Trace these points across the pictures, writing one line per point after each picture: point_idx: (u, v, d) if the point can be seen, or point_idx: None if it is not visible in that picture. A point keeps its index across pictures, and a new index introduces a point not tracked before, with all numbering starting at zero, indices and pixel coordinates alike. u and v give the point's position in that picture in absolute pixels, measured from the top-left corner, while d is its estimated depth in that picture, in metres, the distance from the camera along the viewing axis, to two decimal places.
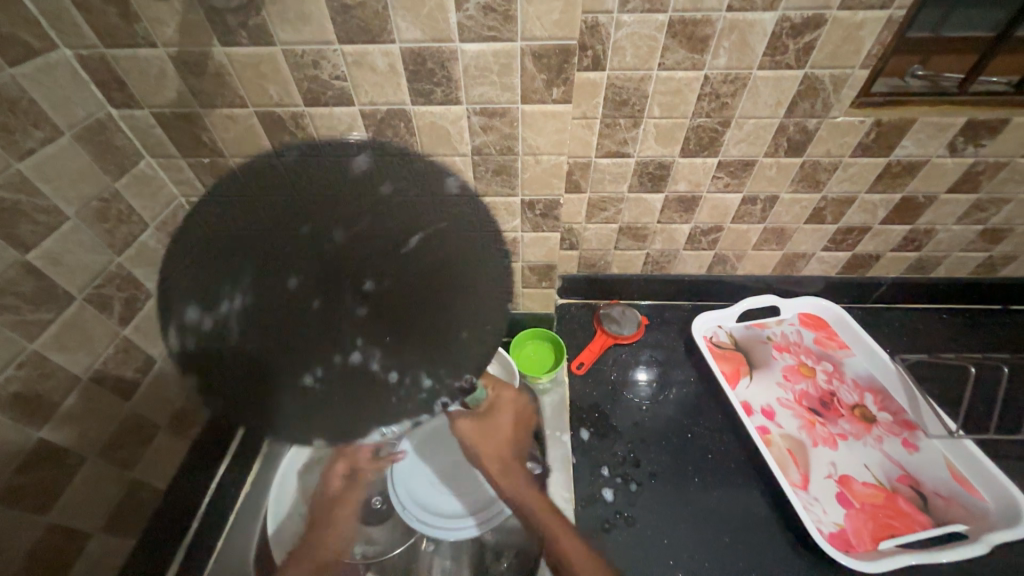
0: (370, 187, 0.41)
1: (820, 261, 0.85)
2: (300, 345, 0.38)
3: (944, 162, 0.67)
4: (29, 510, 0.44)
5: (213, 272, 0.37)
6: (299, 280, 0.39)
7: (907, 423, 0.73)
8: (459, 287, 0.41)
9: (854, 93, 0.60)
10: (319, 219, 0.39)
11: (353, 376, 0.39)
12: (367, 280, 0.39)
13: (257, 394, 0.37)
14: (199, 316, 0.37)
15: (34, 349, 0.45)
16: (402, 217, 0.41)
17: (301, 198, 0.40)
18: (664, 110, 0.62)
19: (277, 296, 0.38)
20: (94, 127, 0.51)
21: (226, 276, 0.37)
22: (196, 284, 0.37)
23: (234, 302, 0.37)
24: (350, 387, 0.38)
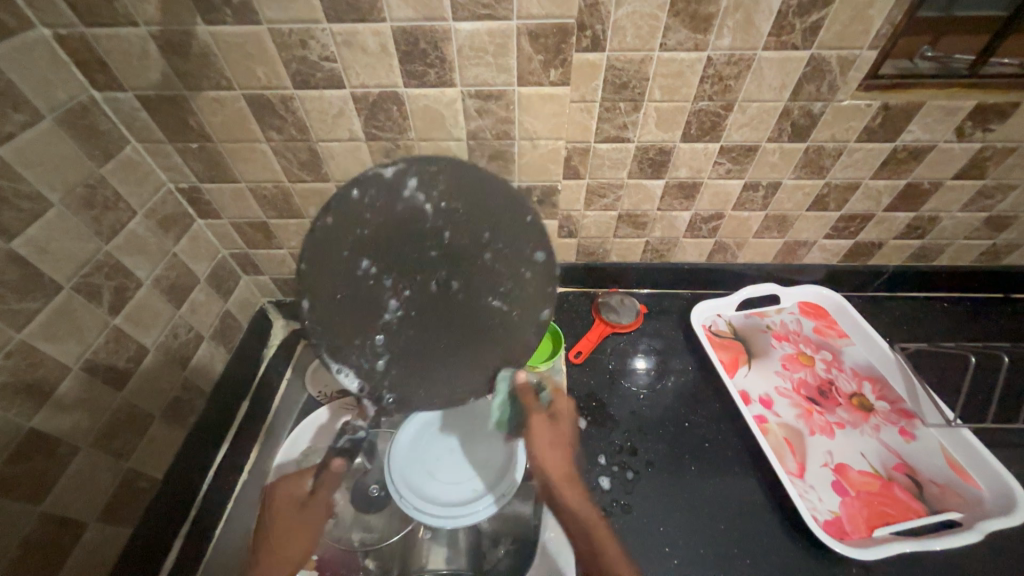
0: (523, 245, 0.49)
1: (822, 249, 0.84)
2: (381, 256, 0.47)
3: (951, 147, 0.66)
4: (22, 500, 0.44)
5: (398, 181, 0.45)
6: (433, 235, 0.48)
7: (905, 412, 0.73)
8: (422, 354, 0.51)
9: (861, 75, 0.58)
10: (487, 280, 0.50)
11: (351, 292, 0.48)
12: (442, 285, 0.50)
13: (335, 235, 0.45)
14: (361, 200, 0.45)
15: (21, 339, 0.44)
16: (504, 282, 0.50)
17: (468, 209, 0.47)
18: (665, 93, 0.60)
19: (416, 235, 0.48)
20: (76, 110, 0.49)
21: (405, 199, 0.46)
22: (378, 190, 0.46)
23: (380, 213, 0.46)
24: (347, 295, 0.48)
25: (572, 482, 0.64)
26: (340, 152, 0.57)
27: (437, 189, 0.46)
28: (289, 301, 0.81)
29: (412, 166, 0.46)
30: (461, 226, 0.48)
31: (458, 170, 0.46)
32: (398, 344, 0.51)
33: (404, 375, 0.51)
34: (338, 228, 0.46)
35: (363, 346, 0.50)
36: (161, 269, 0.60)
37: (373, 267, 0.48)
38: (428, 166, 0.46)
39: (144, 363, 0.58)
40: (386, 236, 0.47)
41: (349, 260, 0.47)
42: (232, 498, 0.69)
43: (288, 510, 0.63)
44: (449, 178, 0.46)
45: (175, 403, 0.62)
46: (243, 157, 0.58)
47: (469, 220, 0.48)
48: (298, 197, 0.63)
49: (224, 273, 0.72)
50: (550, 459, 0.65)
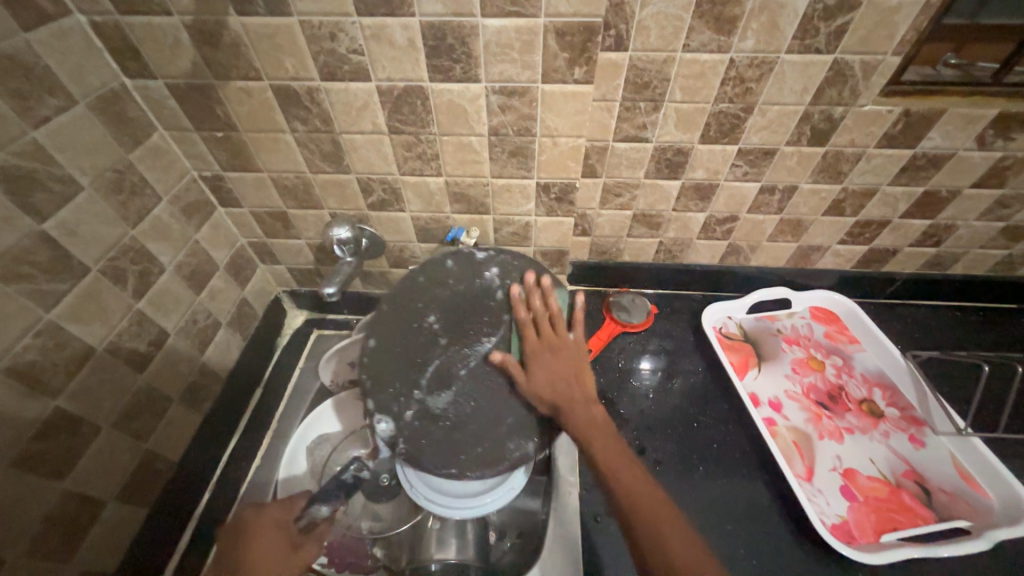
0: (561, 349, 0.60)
1: (835, 254, 0.83)
2: (447, 324, 0.62)
3: (971, 155, 0.66)
4: (47, 476, 0.45)
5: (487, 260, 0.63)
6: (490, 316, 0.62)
7: (915, 420, 0.73)
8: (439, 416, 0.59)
9: (884, 81, 0.58)
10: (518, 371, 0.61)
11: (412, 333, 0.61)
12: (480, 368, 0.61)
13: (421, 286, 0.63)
14: (451, 269, 0.63)
15: (49, 319, 0.45)
16: (535, 386, 0.61)
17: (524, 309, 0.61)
18: (686, 94, 0.60)
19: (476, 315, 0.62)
20: (108, 96, 0.50)
21: (488, 283, 0.63)
22: (467, 265, 0.63)
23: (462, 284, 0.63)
24: (406, 334, 0.61)
25: (603, 420, 0.56)
26: (362, 144, 0.58)
27: (510, 277, 0.63)
28: (304, 291, 0.82)
29: (500, 254, 0.64)
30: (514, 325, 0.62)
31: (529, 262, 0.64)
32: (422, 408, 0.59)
33: (418, 435, 0.59)
34: (424, 286, 0.63)
35: (394, 393, 0.60)
36: (182, 255, 0.61)
37: (433, 326, 0.62)
38: (511, 259, 0.64)
39: (164, 347, 0.59)
40: (452, 314, 0.62)
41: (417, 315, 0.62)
42: (245, 483, 0.69)
43: (278, 544, 0.58)
44: (523, 276, 0.63)
45: (193, 387, 0.64)
46: (267, 147, 0.59)
47: (527, 322, 0.61)
48: (319, 188, 0.64)
49: (243, 261, 0.73)
50: (566, 391, 0.57)
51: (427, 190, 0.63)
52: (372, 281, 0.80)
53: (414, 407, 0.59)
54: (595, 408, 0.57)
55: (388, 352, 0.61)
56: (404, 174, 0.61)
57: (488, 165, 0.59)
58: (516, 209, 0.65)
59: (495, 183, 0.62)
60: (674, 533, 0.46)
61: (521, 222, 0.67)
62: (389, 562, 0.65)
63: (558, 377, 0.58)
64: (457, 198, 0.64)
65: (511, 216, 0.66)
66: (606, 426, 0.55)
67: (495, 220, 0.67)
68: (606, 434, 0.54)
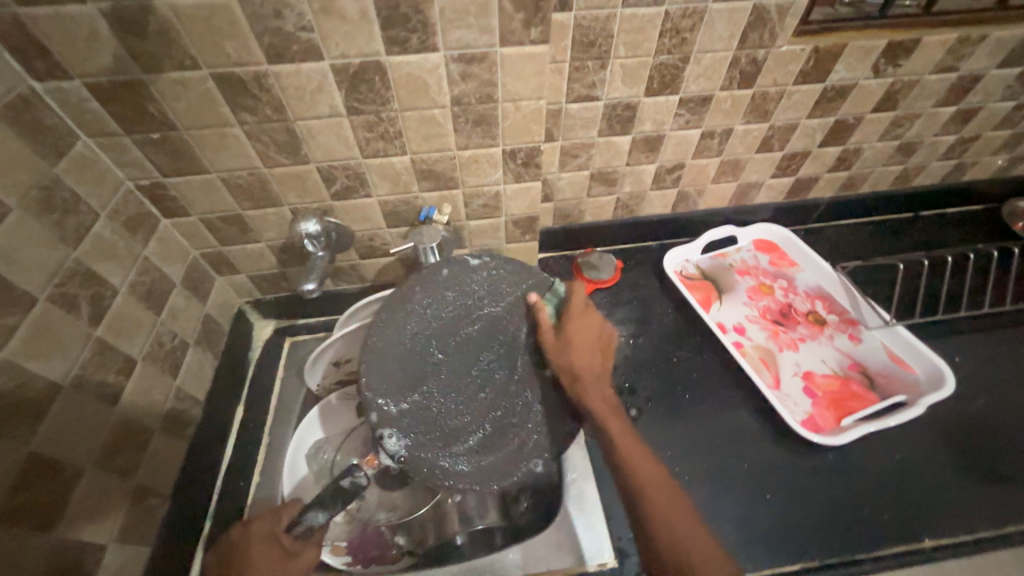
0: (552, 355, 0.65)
1: (769, 188, 0.93)
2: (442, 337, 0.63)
3: (870, 84, 0.75)
4: (35, 530, 0.41)
5: (482, 267, 0.66)
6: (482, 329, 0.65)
7: (851, 321, 0.84)
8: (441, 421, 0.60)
9: (796, 22, 0.65)
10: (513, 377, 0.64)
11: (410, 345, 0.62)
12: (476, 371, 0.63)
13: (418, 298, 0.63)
14: (447, 278, 0.65)
15: (2, 359, 0.40)
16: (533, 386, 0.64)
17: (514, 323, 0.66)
18: (629, 49, 0.63)
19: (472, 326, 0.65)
20: (16, 103, 0.44)
21: (483, 285, 0.66)
22: (464, 273, 0.65)
23: (457, 287, 0.65)
24: (405, 347, 0.62)
25: (608, 400, 0.65)
26: (320, 129, 0.55)
27: (505, 285, 0.67)
28: (270, 298, 0.78)
29: (494, 261, 0.67)
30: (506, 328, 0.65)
31: (522, 267, 0.67)
32: (417, 408, 0.59)
33: (417, 440, 0.58)
34: (421, 298, 0.63)
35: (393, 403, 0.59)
36: (134, 274, 0.56)
37: (428, 331, 0.63)
38: (505, 264, 0.67)
39: (133, 376, 0.54)
40: (450, 320, 0.64)
41: (415, 321, 0.63)
42: (249, 499, 0.66)
43: (270, 555, 0.53)
44: (519, 288, 0.67)
45: (172, 415, 0.59)
46: (213, 145, 0.55)
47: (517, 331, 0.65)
48: (276, 183, 0.60)
49: (199, 274, 0.68)
50: (598, 398, 0.64)
51: (393, 171, 0.62)
52: (342, 277, 0.78)
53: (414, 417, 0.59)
54: (604, 386, 0.66)
55: (388, 357, 0.60)
56: (367, 156, 0.59)
57: (453, 137, 0.59)
58: (484, 179, 0.65)
59: (461, 156, 0.62)
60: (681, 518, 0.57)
61: (490, 192, 0.68)
62: (413, 546, 0.66)
63: (581, 342, 0.67)
64: (425, 175, 0.63)
65: (480, 188, 0.67)
66: (626, 440, 0.62)
67: (465, 193, 0.67)
68: (610, 415, 0.64)
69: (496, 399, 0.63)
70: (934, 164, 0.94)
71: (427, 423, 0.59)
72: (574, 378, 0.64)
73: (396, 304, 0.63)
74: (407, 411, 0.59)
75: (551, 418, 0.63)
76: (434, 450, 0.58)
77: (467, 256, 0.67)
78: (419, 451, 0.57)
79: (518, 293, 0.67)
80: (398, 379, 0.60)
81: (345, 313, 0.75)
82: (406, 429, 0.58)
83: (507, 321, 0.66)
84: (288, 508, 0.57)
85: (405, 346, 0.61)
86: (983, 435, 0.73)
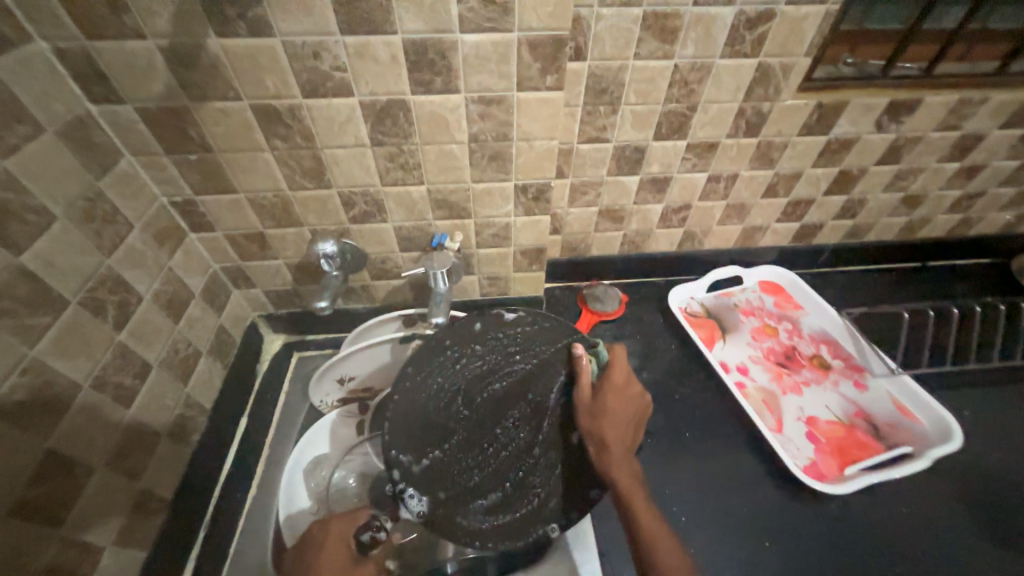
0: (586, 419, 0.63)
1: (774, 232, 0.94)
2: (473, 391, 0.64)
3: (872, 138, 0.78)
4: (41, 525, 0.42)
5: (516, 321, 0.67)
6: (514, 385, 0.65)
7: (856, 367, 0.84)
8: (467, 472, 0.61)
9: (799, 79, 0.68)
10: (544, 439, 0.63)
11: (442, 397, 0.64)
12: (501, 431, 0.63)
13: (452, 347, 0.65)
14: (480, 329, 0.67)
15: (34, 356, 0.42)
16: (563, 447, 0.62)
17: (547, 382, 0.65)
18: (639, 97, 0.67)
19: (505, 380, 0.65)
20: (74, 122, 0.48)
21: (516, 341, 0.67)
22: (495, 328, 0.67)
23: (487, 341, 0.66)
24: (436, 399, 0.63)
25: (631, 475, 0.56)
26: (344, 158, 0.59)
27: (536, 342, 0.67)
28: (282, 313, 0.80)
29: (528, 316, 0.68)
30: (537, 387, 0.65)
31: (557, 324, 0.68)
32: (439, 465, 0.61)
33: (434, 497, 0.59)
34: (455, 348, 0.66)
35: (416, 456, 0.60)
36: (159, 283, 0.59)
37: (455, 385, 0.64)
38: (541, 321, 0.68)
39: (148, 380, 0.56)
40: (479, 377, 0.65)
41: (442, 374, 0.64)
42: (244, 512, 0.68)
43: (338, 557, 0.56)
44: (552, 346, 0.67)
45: (179, 421, 0.61)
46: (245, 167, 0.59)
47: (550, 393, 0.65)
48: (299, 205, 0.64)
49: (217, 287, 0.71)
50: (620, 469, 0.56)
51: (410, 199, 0.65)
52: (353, 296, 0.80)
53: (436, 472, 0.60)
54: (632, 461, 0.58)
55: (411, 411, 0.62)
56: (386, 185, 0.63)
57: (468, 170, 0.62)
58: (496, 211, 0.68)
59: (475, 188, 0.65)
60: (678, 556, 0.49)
61: (501, 223, 0.71)
62: (402, 572, 0.64)
63: (614, 408, 0.60)
64: (439, 204, 0.66)
65: (491, 219, 0.70)
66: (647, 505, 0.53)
67: (476, 223, 0.70)
68: (634, 488, 0.55)
69: (520, 462, 0.62)
70: (940, 217, 0.96)
71: (446, 481, 0.60)
72: (601, 447, 0.59)
73: (424, 358, 0.65)
74: (428, 468, 0.60)
75: (573, 487, 0.61)
76: (449, 510, 0.59)
77: (502, 309, 0.68)
78: (434, 509, 0.58)
79: (550, 351, 0.67)
80: (419, 434, 0.61)
81: (354, 332, 0.77)
82: (423, 488, 0.59)
83: (538, 378, 0.65)
84: (359, 515, 0.60)
85: (430, 400, 0.63)
86: (992, 492, 0.71)
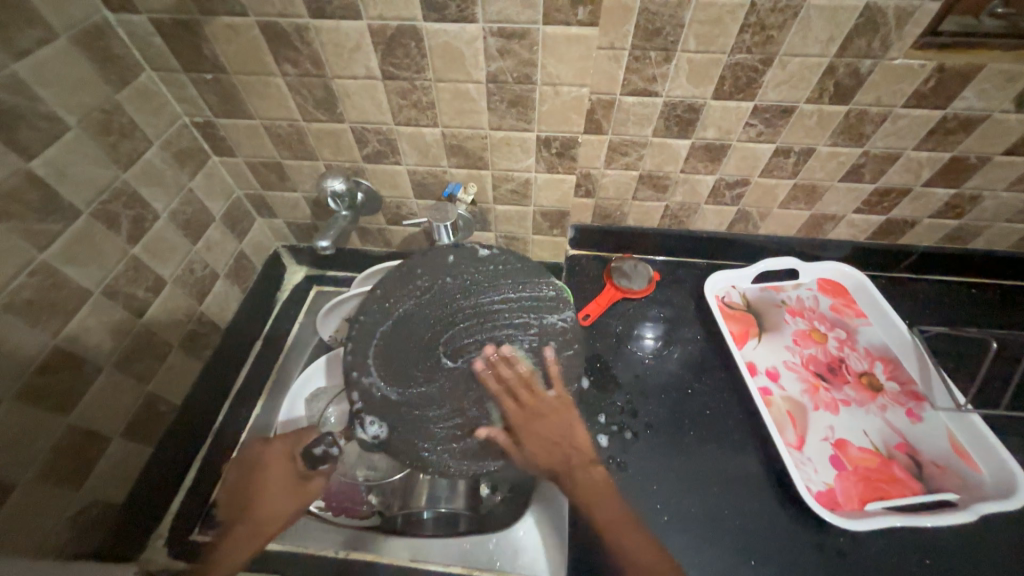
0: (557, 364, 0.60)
1: (850, 224, 0.80)
2: (444, 325, 0.60)
3: (1007, 118, 0.61)
4: (51, 410, 0.47)
5: (490, 257, 0.63)
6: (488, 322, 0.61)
7: (914, 395, 0.72)
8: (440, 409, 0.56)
9: (919, 31, 0.53)
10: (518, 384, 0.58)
11: (410, 328, 0.59)
12: (463, 366, 0.58)
13: (420, 278, 0.62)
14: (452, 262, 0.63)
15: (43, 259, 0.45)
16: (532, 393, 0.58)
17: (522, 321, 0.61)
18: (700, 42, 0.56)
19: (477, 316, 0.61)
20: (91, 30, 0.48)
21: (490, 276, 0.62)
22: (469, 260, 0.63)
23: (461, 274, 0.62)
24: (404, 329, 0.59)
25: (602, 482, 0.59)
26: (355, 90, 0.55)
27: (514, 277, 0.62)
28: (302, 246, 0.82)
29: (504, 255, 0.64)
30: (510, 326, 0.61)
31: (536, 263, 0.64)
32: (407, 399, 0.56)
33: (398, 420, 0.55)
34: (426, 278, 0.62)
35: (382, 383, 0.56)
36: (177, 203, 0.61)
37: (423, 313, 0.60)
38: (517, 259, 0.63)
39: (162, 294, 0.60)
40: (449, 307, 0.60)
41: (409, 303, 0.60)
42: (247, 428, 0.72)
43: (285, 476, 0.59)
44: (526, 286, 0.62)
45: (192, 335, 0.65)
46: (258, 92, 0.57)
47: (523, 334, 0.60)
48: (313, 137, 0.62)
49: (239, 213, 0.72)
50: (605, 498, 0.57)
51: (423, 142, 0.61)
52: (369, 238, 0.79)
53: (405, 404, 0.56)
54: (594, 470, 0.60)
55: (389, 337, 0.58)
56: (399, 124, 0.59)
57: (486, 116, 0.56)
58: (515, 164, 0.62)
59: (493, 136, 0.59)
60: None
61: (520, 179, 0.65)
62: (382, 507, 0.68)
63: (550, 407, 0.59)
64: (455, 151, 0.62)
65: (510, 172, 0.64)
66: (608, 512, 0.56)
67: (494, 176, 0.65)
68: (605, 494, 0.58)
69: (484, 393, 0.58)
70: None
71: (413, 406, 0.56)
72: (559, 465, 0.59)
73: (394, 280, 0.61)
74: (397, 400, 0.56)
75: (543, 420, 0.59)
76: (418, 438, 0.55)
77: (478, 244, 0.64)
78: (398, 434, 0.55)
79: (524, 286, 0.62)
80: (387, 360, 0.57)
81: (365, 274, 0.76)
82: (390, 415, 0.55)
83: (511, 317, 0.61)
84: (301, 437, 0.61)
85: (397, 327, 0.59)
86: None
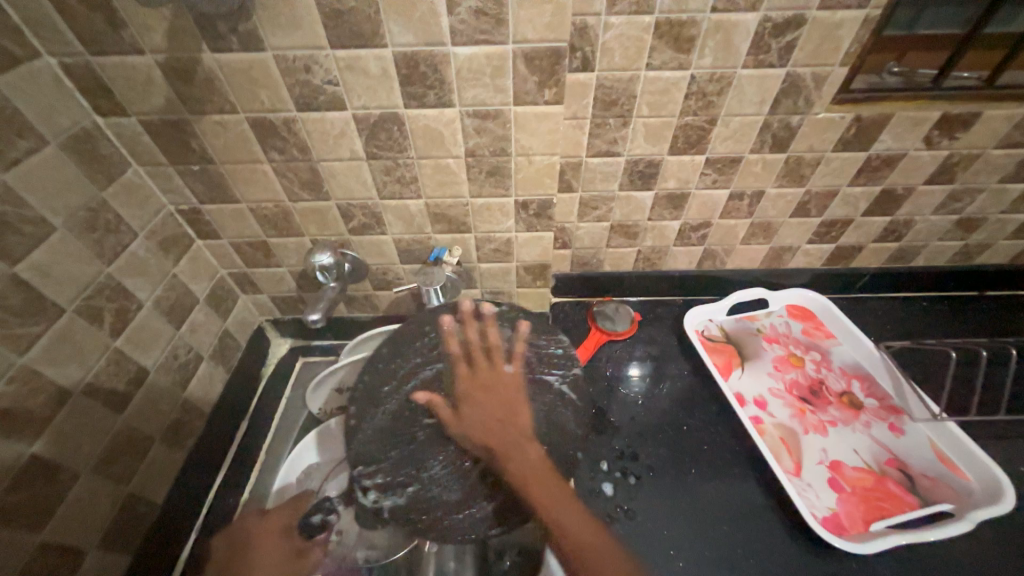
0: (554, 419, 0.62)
1: (806, 254, 0.87)
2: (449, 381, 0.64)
3: (920, 155, 0.70)
4: (22, 528, 0.44)
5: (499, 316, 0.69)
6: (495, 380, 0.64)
7: (893, 409, 0.75)
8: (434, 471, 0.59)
9: (835, 90, 0.62)
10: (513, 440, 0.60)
11: (416, 387, 0.64)
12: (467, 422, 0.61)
13: (427, 338, 0.67)
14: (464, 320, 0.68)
15: (23, 364, 0.44)
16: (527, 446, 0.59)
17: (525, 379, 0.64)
18: (652, 109, 0.63)
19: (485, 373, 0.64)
20: (80, 135, 0.50)
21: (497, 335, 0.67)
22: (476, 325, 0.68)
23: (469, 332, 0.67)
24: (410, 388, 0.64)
25: (542, 463, 0.57)
26: (341, 171, 0.58)
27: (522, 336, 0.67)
28: (287, 319, 0.81)
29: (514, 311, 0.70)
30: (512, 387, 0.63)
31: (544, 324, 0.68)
32: (404, 468, 0.59)
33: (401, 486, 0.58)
34: (435, 337, 0.67)
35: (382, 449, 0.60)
36: (161, 289, 0.60)
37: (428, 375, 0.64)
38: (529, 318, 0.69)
39: (143, 386, 0.58)
40: (459, 365, 0.65)
41: (415, 362, 0.65)
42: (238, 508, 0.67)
43: (281, 550, 0.59)
44: (534, 344, 0.66)
45: (175, 425, 0.62)
46: (245, 178, 0.59)
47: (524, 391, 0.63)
48: (299, 215, 0.64)
49: (223, 292, 0.72)
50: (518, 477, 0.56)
51: (408, 212, 0.64)
52: (356, 305, 0.80)
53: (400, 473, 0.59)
54: (531, 450, 0.58)
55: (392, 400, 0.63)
56: (384, 198, 0.62)
57: (466, 186, 0.60)
58: (496, 226, 0.66)
59: (474, 203, 0.63)
60: (557, 505, 0.54)
61: (502, 239, 0.68)
62: None
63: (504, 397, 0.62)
64: (438, 219, 0.65)
65: (492, 233, 0.67)
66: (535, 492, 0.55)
67: (477, 238, 0.68)
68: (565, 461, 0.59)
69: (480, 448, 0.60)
70: (1001, 243, 0.86)
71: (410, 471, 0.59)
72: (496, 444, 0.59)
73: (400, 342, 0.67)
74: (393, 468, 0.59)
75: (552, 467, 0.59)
76: (429, 510, 0.56)
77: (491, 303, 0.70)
78: (404, 504, 0.57)
79: (530, 342, 0.67)
80: (392, 425, 0.61)
81: (354, 341, 0.76)
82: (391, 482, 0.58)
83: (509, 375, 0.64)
84: (303, 501, 0.64)
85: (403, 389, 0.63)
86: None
